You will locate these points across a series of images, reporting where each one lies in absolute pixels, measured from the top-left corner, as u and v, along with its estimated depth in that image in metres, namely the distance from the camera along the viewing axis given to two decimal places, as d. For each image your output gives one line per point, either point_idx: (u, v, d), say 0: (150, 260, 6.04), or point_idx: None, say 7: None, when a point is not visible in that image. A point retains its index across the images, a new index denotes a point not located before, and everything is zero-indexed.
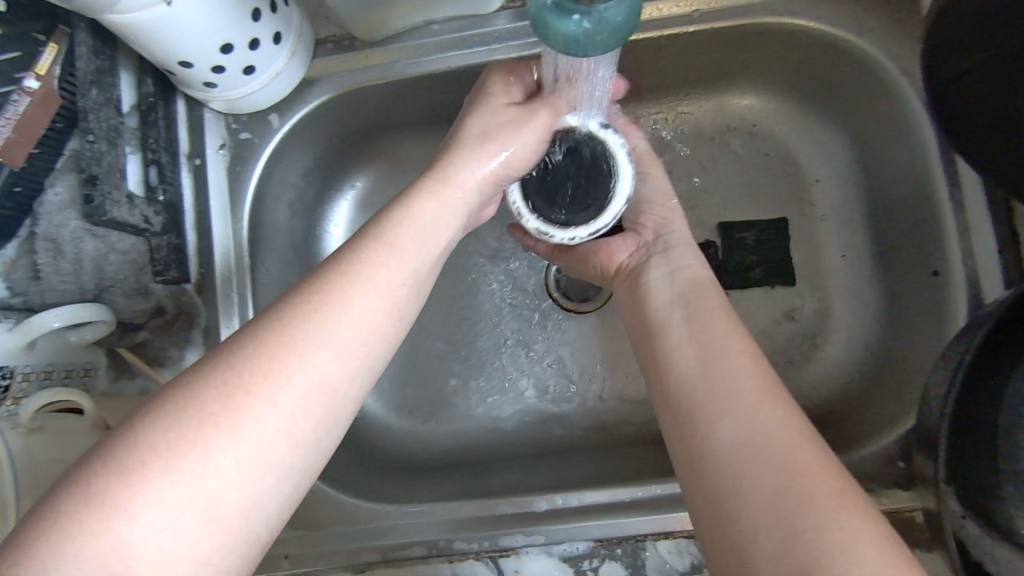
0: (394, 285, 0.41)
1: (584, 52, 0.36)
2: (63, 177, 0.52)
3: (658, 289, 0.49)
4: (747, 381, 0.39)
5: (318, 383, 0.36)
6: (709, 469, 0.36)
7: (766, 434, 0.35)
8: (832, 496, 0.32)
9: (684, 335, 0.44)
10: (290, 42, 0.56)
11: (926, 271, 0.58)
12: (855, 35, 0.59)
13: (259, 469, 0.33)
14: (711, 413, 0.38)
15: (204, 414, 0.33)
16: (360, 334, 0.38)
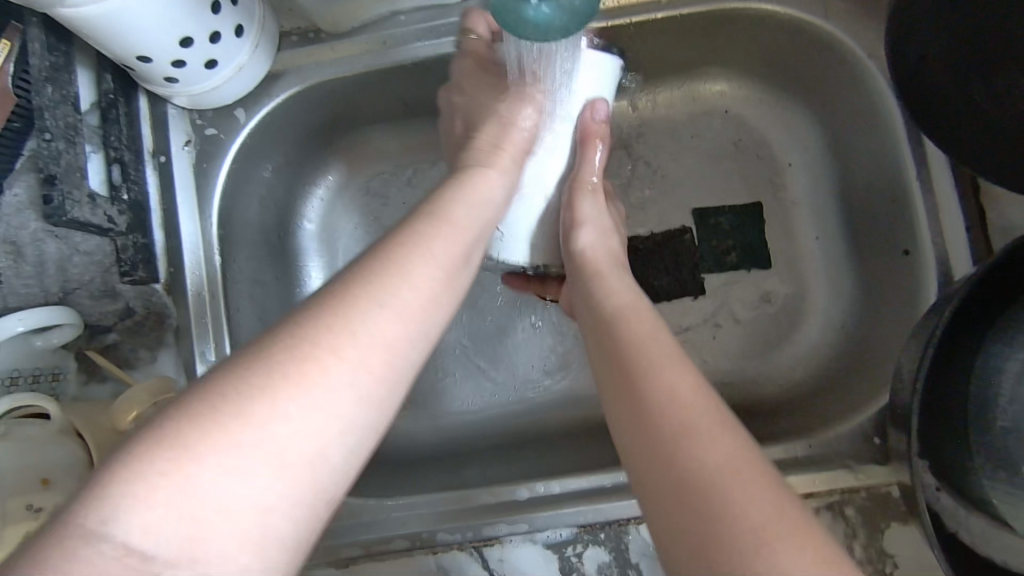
0: (452, 252, 0.41)
1: (547, 36, 0.35)
2: (21, 178, 0.50)
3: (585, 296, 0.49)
4: (682, 399, 0.36)
5: (386, 345, 0.35)
6: (657, 494, 0.34)
7: (706, 458, 0.33)
8: (762, 529, 0.30)
9: (603, 329, 0.44)
10: (252, 36, 0.55)
11: (898, 250, 0.59)
12: (821, 18, 0.59)
13: (291, 475, 0.31)
14: (625, 402, 0.38)
15: (273, 368, 0.32)
16: (424, 295, 0.38)
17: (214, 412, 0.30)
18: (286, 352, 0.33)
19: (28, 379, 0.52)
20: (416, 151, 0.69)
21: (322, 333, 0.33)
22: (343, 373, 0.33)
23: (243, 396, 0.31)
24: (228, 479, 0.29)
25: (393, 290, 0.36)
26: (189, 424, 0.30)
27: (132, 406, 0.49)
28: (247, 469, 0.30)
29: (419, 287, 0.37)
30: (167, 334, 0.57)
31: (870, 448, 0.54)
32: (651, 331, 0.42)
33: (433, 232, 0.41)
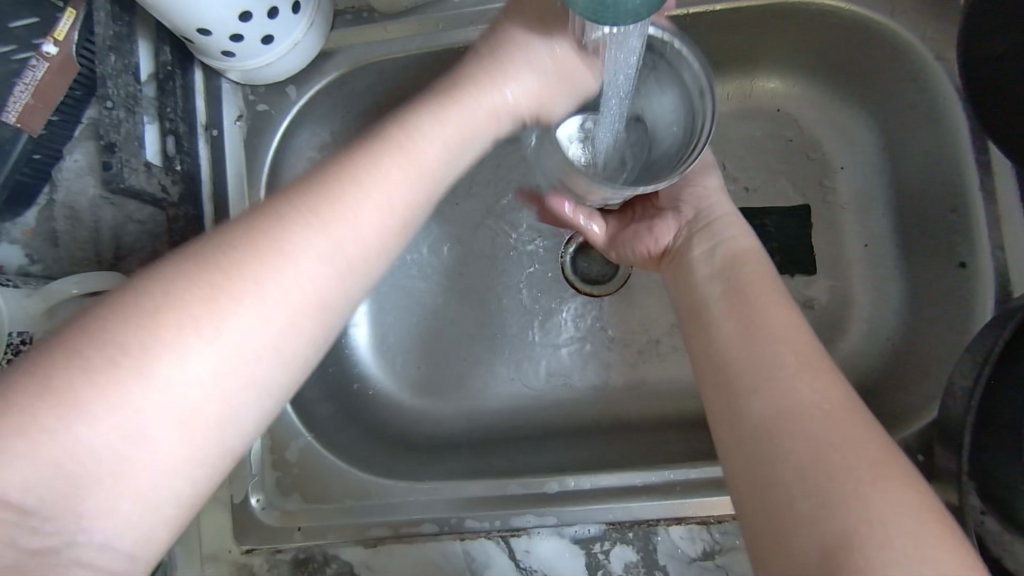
0: (411, 189, 0.38)
1: (613, 20, 0.33)
2: (81, 145, 0.52)
3: (701, 265, 0.47)
4: (783, 350, 0.37)
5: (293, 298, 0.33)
6: (749, 442, 0.35)
7: (805, 404, 0.34)
8: (868, 466, 0.31)
9: (725, 304, 0.42)
10: (308, 13, 0.55)
11: (952, 262, 0.57)
12: (887, 17, 0.57)
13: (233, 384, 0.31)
14: (748, 383, 0.37)
15: (185, 315, 0.31)
16: (371, 240, 0.36)
17: (98, 349, 0.29)
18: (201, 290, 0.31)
19: None
20: None
21: (249, 260, 0.32)
22: (254, 318, 0.32)
23: (155, 335, 0.30)
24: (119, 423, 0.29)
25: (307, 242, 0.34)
26: (97, 343, 0.29)
27: None
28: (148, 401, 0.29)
29: (342, 238, 0.35)
30: None
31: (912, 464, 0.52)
32: (782, 313, 0.40)
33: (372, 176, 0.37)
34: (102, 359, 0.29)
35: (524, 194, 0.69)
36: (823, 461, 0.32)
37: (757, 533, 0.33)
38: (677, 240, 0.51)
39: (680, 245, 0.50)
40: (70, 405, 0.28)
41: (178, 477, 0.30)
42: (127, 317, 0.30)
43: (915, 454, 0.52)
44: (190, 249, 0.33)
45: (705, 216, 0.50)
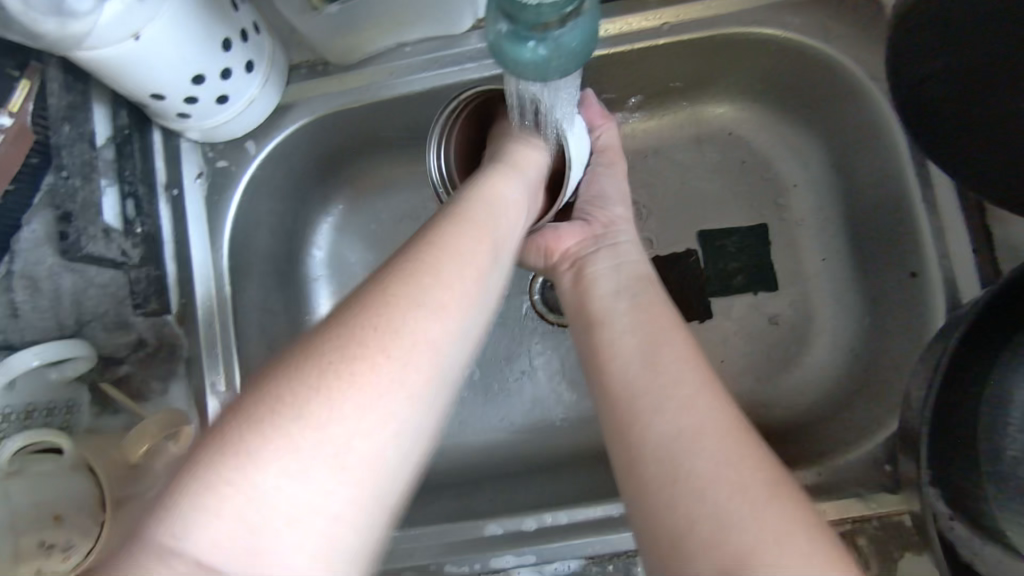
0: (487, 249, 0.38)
1: (544, 75, 0.35)
2: (40, 214, 0.51)
3: (602, 280, 0.51)
4: (683, 374, 0.42)
5: (433, 358, 0.32)
6: (646, 460, 0.38)
7: (700, 426, 0.38)
8: (758, 487, 0.35)
9: (627, 323, 0.46)
10: (262, 71, 0.56)
11: (904, 271, 0.59)
12: (823, 42, 0.59)
13: (375, 444, 0.30)
14: (649, 403, 0.40)
15: (304, 390, 0.29)
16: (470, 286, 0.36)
17: (245, 422, 0.29)
18: (335, 360, 0.31)
19: (44, 414, 0.51)
20: (421, 176, 0.70)
21: (366, 329, 0.31)
22: (396, 375, 0.31)
23: (279, 422, 0.29)
24: (351, 487, 0.29)
25: (429, 317, 0.33)
26: (225, 436, 0.28)
27: (143, 437, 0.50)
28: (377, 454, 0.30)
29: (446, 292, 0.34)
30: (178, 363, 0.58)
31: (880, 474, 0.53)
32: (680, 340, 0.44)
33: (473, 243, 0.37)
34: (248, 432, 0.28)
35: None
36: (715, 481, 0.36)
37: (659, 551, 0.35)
38: (581, 247, 0.54)
39: (582, 253, 0.53)
40: (212, 488, 0.27)
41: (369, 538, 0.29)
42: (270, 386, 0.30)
43: (882, 464, 0.54)
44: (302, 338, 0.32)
45: (608, 238, 0.54)
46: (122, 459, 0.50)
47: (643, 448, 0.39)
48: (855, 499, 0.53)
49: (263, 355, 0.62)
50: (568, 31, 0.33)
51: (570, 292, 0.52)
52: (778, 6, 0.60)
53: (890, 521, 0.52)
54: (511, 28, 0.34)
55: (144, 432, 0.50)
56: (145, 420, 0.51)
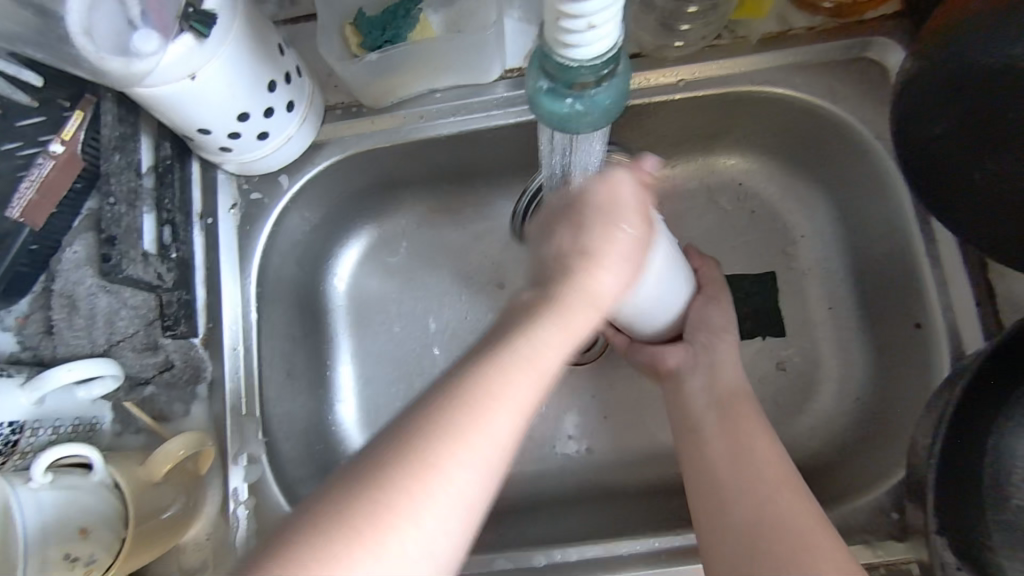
0: (572, 310, 0.41)
1: (575, 128, 0.38)
2: (81, 238, 0.55)
3: (697, 394, 0.58)
4: (765, 465, 0.51)
5: (514, 419, 0.37)
6: (728, 526, 0.48)
7: (783, 512, 0.48)
8: (829, 548, 0.45)
9: (717, 428, 0.55)
10: (301, 111, 0.60)
11: (910, 322, 0.61)
12: (830, 103, 0.63)
13: (477, 494, 0.35)
14: (734, 491, 0.50)
15: (425, 453, 0.34)
16: (552, 356, 0.39)
17: (375, 482, 0.33)
18: (444, 425, 0.35)
19: (69, 428, 0.52)
20: (443, 215, 0.74)
21: (471, 398, 0.36)
22: (491, 433, 0.36)
23: (406, 476, 0.34)
24: (438, 537, 0.34)
25: (502, 392, 0.37)
26: (363, 487, 0.33)
27: (169, 459, 0.51)
28: (450, 522, 0.34)
29: (534, 364, 0.38)
30: (201, 385, 0.60)
31: (887, 522, 0.54)
32: (765, 444, 0.53)
33: (558, 309, 0.41)
34: (388, 497, 0.33)
35: (507, 268, 0.73)
36: (800, 550, 0.45)
37: None
38: (681, 363, 0.60)
39: (681, 371, 0.59)
40: (356, 533, 0.32)
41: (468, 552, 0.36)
42: (387, 450, 0.35)
43: (890, 511, 0.54)
44: (420, 400, 0.37)
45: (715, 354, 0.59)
46: (148, 479, 0.50)
47: (729, 502, 0.50)
48: (863, 547, 0.53)
49: (281, 382, 0.64)
50: (603, 90, 0.36)
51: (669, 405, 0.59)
52: (787, 68, 0.63)
53: (897, 568, 0.53)
54: (550, 85, 0.36)
55: (170, 454, 0.51)
56: (171, 442, 0.51)
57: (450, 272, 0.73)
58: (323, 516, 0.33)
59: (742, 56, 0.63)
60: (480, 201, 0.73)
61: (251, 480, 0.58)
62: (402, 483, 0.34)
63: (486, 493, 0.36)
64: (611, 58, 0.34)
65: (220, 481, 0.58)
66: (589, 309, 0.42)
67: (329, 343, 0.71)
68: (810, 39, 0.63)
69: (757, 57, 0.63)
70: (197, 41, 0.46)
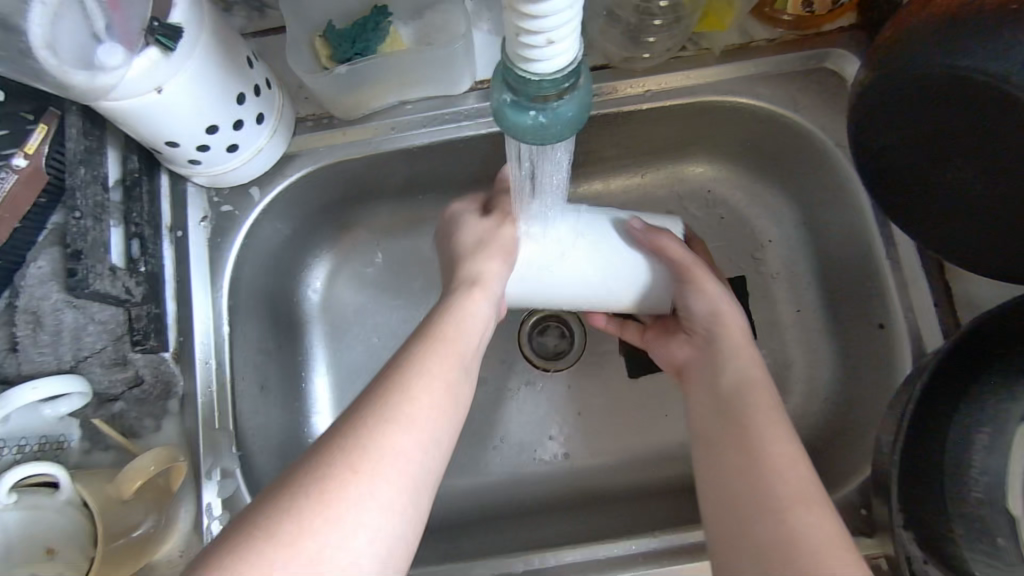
0: (460, 340, 0.49)
1: (540, 140, 0.39)
2: (46, 252, 0.54)
3: (705, 389, 0.53)
4: (783, 473, 0.43)
5: (423, 423, 0.43)
6: (739, 551, 0.41)
7: (801, 534, 0.40)
8: None
9: (727, 430, 0.48)
10: (272, 123, 0.60)
11: (873, 323, 0.63)
12: (791, 111, 0.65)
13: (396, 488, 0.40)
14: (746, 508, 0.43)
15: (343, 455, 0.39)
16: (445, 372, 0.46)
17: (298, 484, 0.38)
18: (357, 430, 0.41)
19: (35, 447, 0.52)
20: (417, 225, 0.74)
21: (377, 408, 0.42)
22: (401, 433, 0.41)
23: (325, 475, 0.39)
24: (361, 527, 0.38)
25: (406, 400, 0.43)
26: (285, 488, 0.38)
27: (138, 476, 0.49)
28: (372, 512, 0.38)
29: (430, 379, 0.45)
30: (172, 401, 0.59)
31: (857, 519, 0.55)
32: (780, 439, 0.46)
33: (447, 337, 0.49)
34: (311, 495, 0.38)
35: None
36: None
37: None
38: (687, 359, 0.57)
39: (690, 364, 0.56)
40: (284, 527, 0.36)
41: (398, 546, 0.39)
42: (321, 451, 0.40)
43: (859, 508, 0.56)
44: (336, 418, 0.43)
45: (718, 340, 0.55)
46: (116, 497, 0.49)
47: (748, 517, 0.42)
48: None
49: (255, 395, 0.63)
50: (565, 103, 0.37)
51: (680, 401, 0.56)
52: (749, 78, 0.65)
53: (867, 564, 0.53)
54: (513, 98, 0.37)
55: (139, 471, 0.50)
56: (141, 458, 0.50)
57: (424, 282, 0.73)
58: (256, 517, 0.37)
59: (706, 66, 0.65)
60: None
61: (225, 497, 0.57)
62: (335, 477, 0.38)
63: (406, 489, 0.40)
64: (572, 72, 0.35)
65: (193, 497, 0.57)
66: (469, 339, 0.50)
67: (304, 355, 0.70)
68: (771, 50, 0.65)
69: (720, 67, 0.65)
70: (163, 55, 0.46)
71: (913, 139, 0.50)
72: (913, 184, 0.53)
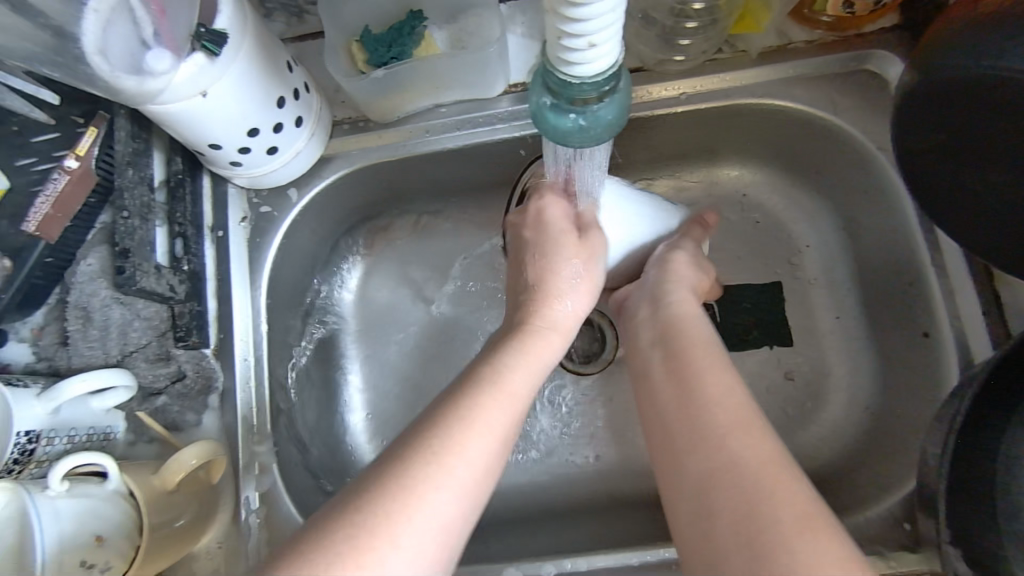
0: (518, 387, 0.48)
1: (577, 143, 0.39)
2: (95, 250, 0.56)
3: (643, 329, 0.55)
4: (716, 407, 0.45)
5: (466, 482, 0.41)
6: (680, 485, 0.43)
7: (735, 461, 0.42)
8: (798, 520, 0.38)
9: (663, 371, 0.50)
10: (310, 126, 0.61)
11: (917, 332, 0.61)
12: (831, 113, 0.63)
13: (431, 550, 0.38)
14: (684, 443, 0.44)
15: (385, 506, 0.38)
16: (500, 423, 0.45)
17: (333, 533, 0.37)
18: (403, 481, 0.39)
19: (83, 438, 0.52)
20: (449, 226, 0.74)
21: (427, 458, 0.41)
22: (445, 488, 0.40)
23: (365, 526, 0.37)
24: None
25: (455, 456, 0.41)
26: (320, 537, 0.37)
27: (182, 467, 0.51)
28: (404, 570, 0.37)
29: (484, 431, 0.44)
30: (212, 396, 0.60)
31: (900, 533, 0.54)
32: (714, 371, 0.48)
33: (506, 384, 0.47)
34: (347, 546, 0.36)
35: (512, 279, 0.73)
36: (756, 511, 0.39)
37: (698, 561, 0.40)
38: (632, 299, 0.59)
39: (634, 299, 0.59)
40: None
41: None
42: (363, 494, 0.39)
43: (902, 522, 0.54)
44: (381, 459, 0.41)
45: (665, 281, 0.57)
46: (160, 489, 0.51)
47: (683, 450, 0.44)
48: (875, 558, 0.53)
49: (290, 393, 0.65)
50: (605, 106, 0.36)
51: (624, 337, 0.57)
52: (787, 80, 0.64)
53: None
54: (552, 101, 0.37)
55: (182, 463, 0.51)
56: (184, 452, 0.52)
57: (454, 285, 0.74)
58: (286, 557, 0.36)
59: (743, 68, 0.64)
60: (485, 212, 0.74)
61: (262, 491, 0.59)
62: (376, 527, 0.37)
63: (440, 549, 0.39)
64: (613, 75, 0.34)
65: (232, 491, 0.58)
66: (525, 385, 0.49)
67: (337, 354, 0.71)
68: (810, 51, 0.63)
69: (758, 69, 0.64)
70: (209, 59, 0.48)
71: (957, 142, 0.49)
72: (960, 191, 0.51)
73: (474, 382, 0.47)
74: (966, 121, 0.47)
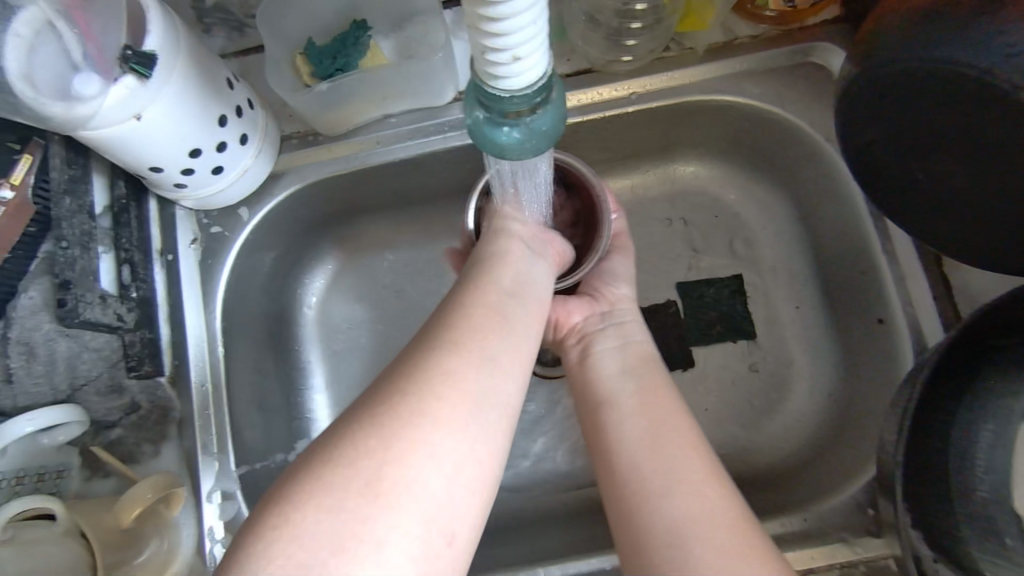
0: (515, 313, 0.45)
1: (515, 154, 0.38)
2: (36, 281, 0.52)
3: (608, 359, 0.54)
4: (688, 453, 0.45)
5: (470, 408, 0.39)
6: (649, 530, 0.41)
7: (709, 511, 0.42)
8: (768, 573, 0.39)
9: (633, 406, 0.49)
10: (256, 143, 0.59)
11: (873, 318, 0.62)
12: (780, 107, 0.64)
13: (444, 475, 0.36)
14: (659, 486, 0.43)
15: (387, 426, 0.37)
16: (504, 351, 0.42)
17: (337, 454, 0.36)
18: (403, 401, 0.38)
19: (33, 478, 0.53)
20: (408, 236, 0.74)
21: (427, 383, 0.39)
22: (450, 411, 0.38)
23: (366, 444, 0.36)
24: (398, 511, 0.35)
25: (455, 381, 0.39)
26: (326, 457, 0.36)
27: (138, 502, 0.52)
28: (412, 488, 0.35)
29: (486, 358, 0.41)
30: (171, 426, 0.59)
31: (863, 519, 0.54)
32: (680, 417, 0.48)
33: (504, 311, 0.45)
34: (347, 464, 0.35)
35: None
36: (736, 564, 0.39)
37: None
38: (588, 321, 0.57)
39: (588, 329, 0.57)
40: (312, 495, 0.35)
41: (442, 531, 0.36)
42: (365, 416, 0.38)
43: (865, 508, 0.55)
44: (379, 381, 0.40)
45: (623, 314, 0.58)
46: (115, 525, 0.51)
47: (652, 495, 0.43)
48: (840, 545, 0.54)
49: (253, 417, 0.63)
50: (538, 117, 0.36)
51: (575, 367, 0.55)
52: (734, 76, 0.64)
53: (875, 565, 0.53)
54: (486, 114, 0.36)
55: (137, 498, 0.52)
56: (140, 487, 0.52)
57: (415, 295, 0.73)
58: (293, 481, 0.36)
59: (694, 65, 0.64)
60: (443, 220, 0.73)
61: (225, 520, 0.57)
62: (375, 443, 0.36)
63: (451, 473, 0.37)
64: (542, 86, 0.34)
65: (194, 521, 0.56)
66: (523, 313, 0.46)
67: (301, 374, 0.70)
68: (757, 46, 0.64)
69: (705, 66, 0.64)
70: (140, 82, 0.46)
71: (898, 133, 0.49)
72: (905, 179, 0.52)
73: (475, 305, 0.44)
74: (912, 112, 0.47)
